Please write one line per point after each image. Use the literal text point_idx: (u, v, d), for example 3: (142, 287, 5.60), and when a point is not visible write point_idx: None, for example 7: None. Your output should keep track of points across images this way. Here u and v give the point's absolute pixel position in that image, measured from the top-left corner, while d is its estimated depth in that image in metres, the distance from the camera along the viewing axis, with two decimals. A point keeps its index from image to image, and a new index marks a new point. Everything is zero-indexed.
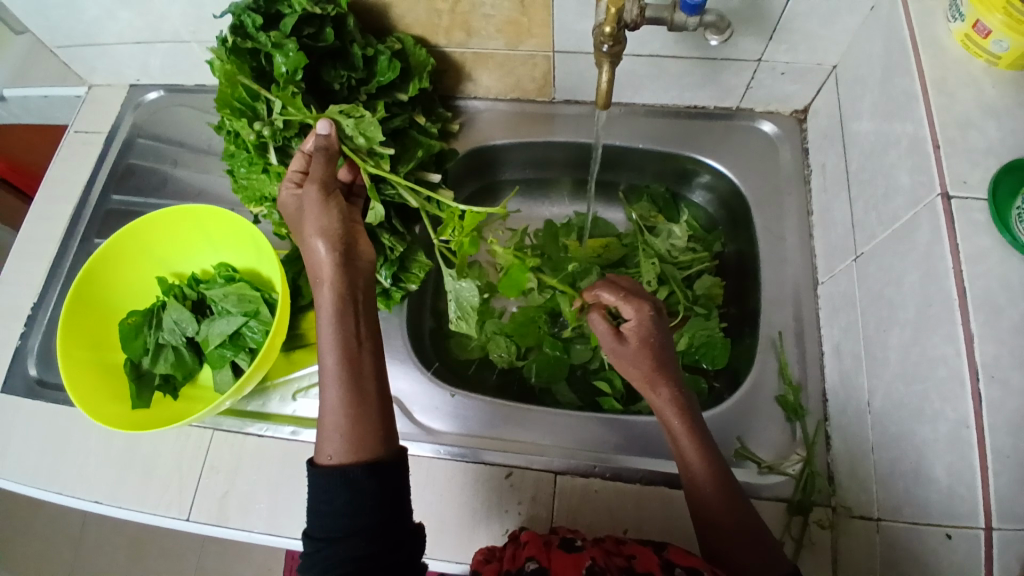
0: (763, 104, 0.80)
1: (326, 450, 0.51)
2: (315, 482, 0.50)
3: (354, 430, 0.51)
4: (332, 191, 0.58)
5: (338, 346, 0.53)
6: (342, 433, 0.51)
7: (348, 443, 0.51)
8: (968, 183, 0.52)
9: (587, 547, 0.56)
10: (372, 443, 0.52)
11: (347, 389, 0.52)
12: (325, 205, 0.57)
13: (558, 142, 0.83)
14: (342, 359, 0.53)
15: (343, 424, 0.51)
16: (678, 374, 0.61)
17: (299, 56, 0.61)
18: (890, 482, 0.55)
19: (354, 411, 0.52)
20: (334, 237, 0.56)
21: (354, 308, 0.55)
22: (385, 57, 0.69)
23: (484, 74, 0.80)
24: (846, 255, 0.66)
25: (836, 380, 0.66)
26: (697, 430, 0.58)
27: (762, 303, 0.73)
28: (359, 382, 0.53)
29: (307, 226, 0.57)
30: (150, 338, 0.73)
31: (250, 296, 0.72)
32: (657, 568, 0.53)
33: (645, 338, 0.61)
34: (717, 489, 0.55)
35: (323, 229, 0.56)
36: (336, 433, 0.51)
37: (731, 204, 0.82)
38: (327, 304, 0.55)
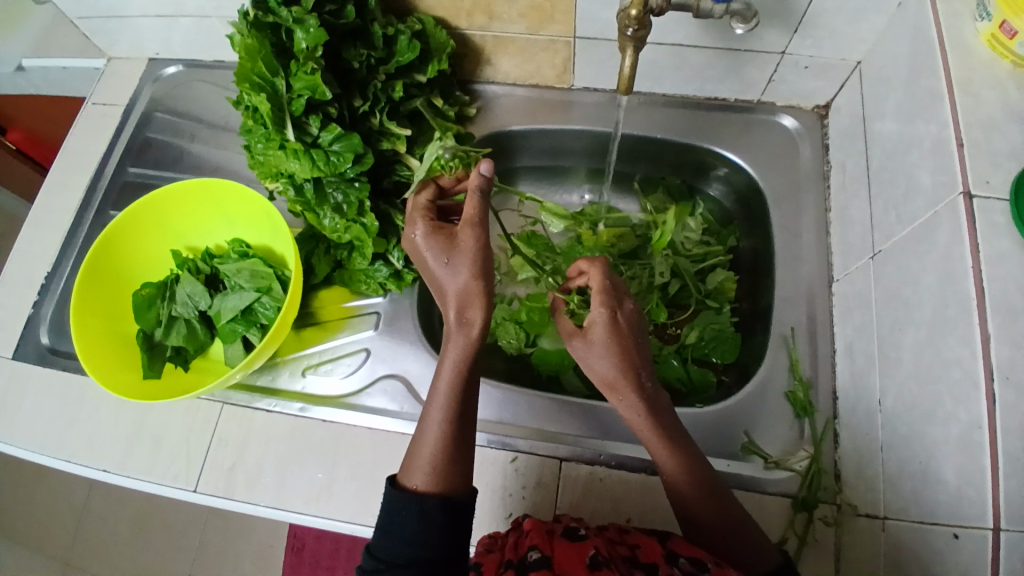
0: (784, 98, 0.79)
1: (413, 475, 0.56)
2: (396, 502, 0.55)
3: (443, 468, 0.55)
4: (485, 237, 0.58)
5: (453, 387, 0.57)
6: (431, 467, 0.56)
7: (434, 478, 0.55)
8: (990, 184, 0.51)
9: (590, 537, 0.56)
10: (453, 481, 0.56)
11: (448, 429, 0.56)
12: (481, 252, 0.57)
13: (575, 130, 0.82)
14: (451, 403, 0.57)
15: (434, 460, 0.56)
16: (651, 375, 0.57)
17: (320, 33, 0.61)
18: (897, 482, 0.55)
19: (449, 451, 0.56)
20: (483, 290, 0.56)
21: (477, 357, 0.57)
22: (405, 37, 0.69)
23: (504, 59, 0.80)
24: (863, 253, 0.66)
25: (847, 378, 0.66)
26: (671, 431, 0.56)
27: (776, 301, 0.73)
28: (460, 425, 0.57)
29: (457, 262, 0.57)
30: (163, 310, 0.74)
31: (264, 273, 0.73)
32: (661, 560, 0.53)
33: (612, 329, 0.58)
34: (699, 486, 0.55)
35: (474, 271, 0.56)
36: (426, 464, 0.56)
37: (747, 199, 0.81)
38: (457, 346, 0.56)
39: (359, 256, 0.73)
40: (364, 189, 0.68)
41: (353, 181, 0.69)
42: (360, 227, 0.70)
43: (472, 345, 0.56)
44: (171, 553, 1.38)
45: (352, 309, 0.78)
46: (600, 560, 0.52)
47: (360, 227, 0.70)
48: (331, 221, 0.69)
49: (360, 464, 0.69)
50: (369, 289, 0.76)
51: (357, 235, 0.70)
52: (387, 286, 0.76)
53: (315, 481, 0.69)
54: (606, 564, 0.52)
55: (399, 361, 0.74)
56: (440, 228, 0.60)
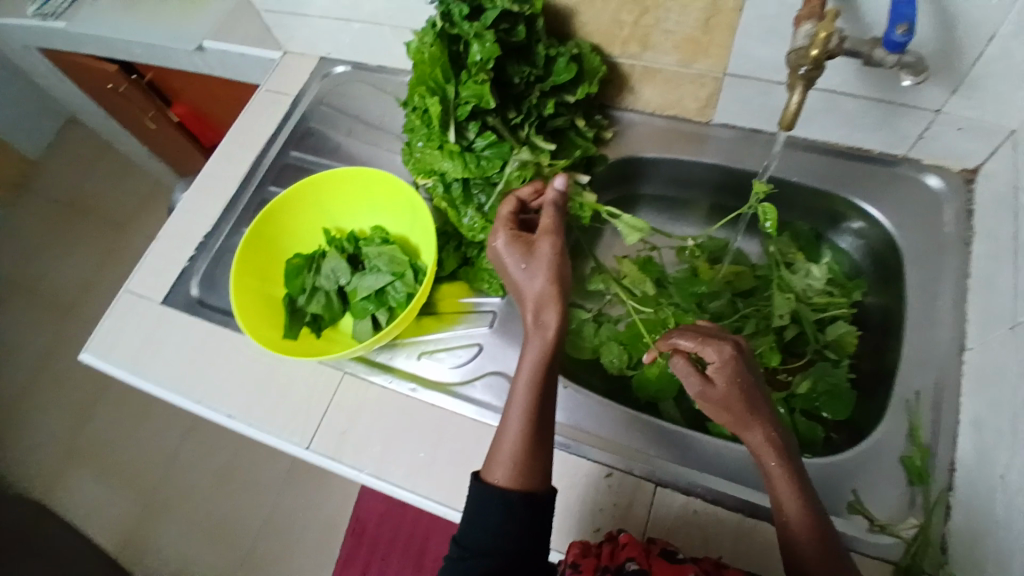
0: (934, 157, 0.77)
1: (495, 469, 0.59)
2: (479, 496, 0.58)
3: (524, 463, 0.58)
4: (561, 245, 0.64)
5: (530, 389, 0.60)
6: (511, 463, 0.59)
7: (514, 475, 0.58)
8: None
9: (688, 562, 0.57)
10: (534, 478, 0.59)
11: (527, 429, 0.59)
12: (556, 257, 0.63)
13: (708, 163, 0.84)
14: (530, 403, 0.60)
15: (515, 455, 0.59)
16: (773, 412, 0.60)
17: (495, 48, 0.66)
18: (1013, 559, 0.53)
19: (531, 447, 0.59)
20: (556, 296, 0.62)
21: (554, 360, 0.62)
22: (563, 59, 0.74)
23: (648, 88, 0.83)
24: (1004, 325, 0.63)
25: (971, 452, 0.63)
26: (799, 476, 0.57)
27: (904, 363, 0.71)
28: (542, 424, 0.60)
29: (535, 267, 0.63)
30: (309, 280, 0.81)
31: (400, 259, 0.79)
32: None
33: (733, 380, 0.58)
34: (815, 531, 0.55)
35: (550, 274, 0.62)
36: (506, 460, 0.59)
37: (881, 255, 0.80)
38: (534, 349, 0.61)
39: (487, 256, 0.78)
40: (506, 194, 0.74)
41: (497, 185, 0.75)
42: None
43: (547, 346, 0.61)
44: (248, 510, 1.48)
45: (467, 305, 0.82)
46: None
47: None
48: (470, 219, 0.74)
49: (461, 452, 0.74)
50: (490, 288, 0.80)
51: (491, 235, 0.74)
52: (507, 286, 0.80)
53: (416, 458, 0.74)
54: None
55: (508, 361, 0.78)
56: (521, 236, 0.66)
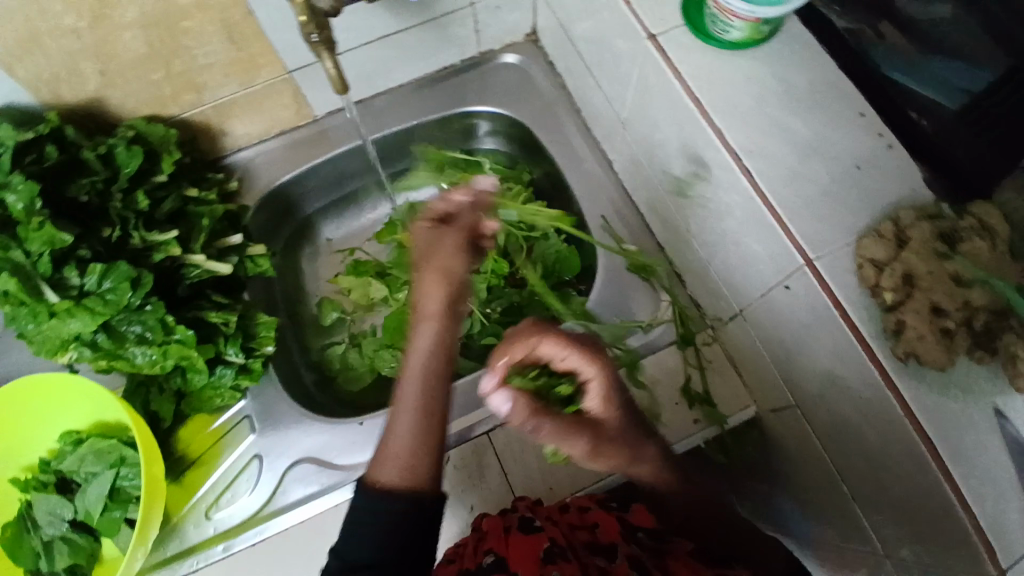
0: (499, 40, 0.86)
1: (381, 467, 0.46)
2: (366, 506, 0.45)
3: (414, 458, 0.46)
4: (478, 238, 0.50)
5: (419, 370, 0.47)
6: (400, 456, 0.46)
7: (406, 471, 0.46)
8: (665, 20, 0.60)
9: (545, 526, 0.58)
10: (425, 476, 0.47)
11: (422, 426, 0.46)
12: (460, 247, 0.48)
13: (341, 153, 0.83)
14: (424, 389, 0.47)
15: (403, 449, 0.46)
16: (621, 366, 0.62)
17: (30, 185, 0.58)
18: (731, 275, 0.61)
19: (427, 445, 0.47)
20: (456, 288, 0.48)
21: (455, 335, 0.49)
22: (121, 148, 0.66)
23: (237, 126, 0.78)
24: (618, 128, 0.73)
25: (662, 229, 0.73)
26: None
27: (580, 202, 0.78)
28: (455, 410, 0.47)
29: (433, 262, 0.47)
30: (34, 541, 0.65)
31: (107, 447, 0.66)
32: (619, 534, 0.60)
33: None
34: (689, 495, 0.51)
35: (447, 272, 0.47)
36: (395, 452, 0.46)
37: (518, 136, 0.87)
38: (423, 334, 0.48)
39: (195, 374, 0.67)
40: (158, 308, 0.64)
41: (144, 307, 0.64)
42: (176, 344, 0.64)
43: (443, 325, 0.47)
44: None
45: (221, 428, 0.72)
46: (554, 552, 0.57)
47: (177, 344, 0.64)
48: (144, 356, 0.64)
49: (313, 560, 0.66)
50: (225, 399, 0.70)
51: (180, 353, 0.65)
52: (240, 385, 0.70)
53: None
54: (561, 555, 0.56)
55: (295, 444, 0.70)
56: None
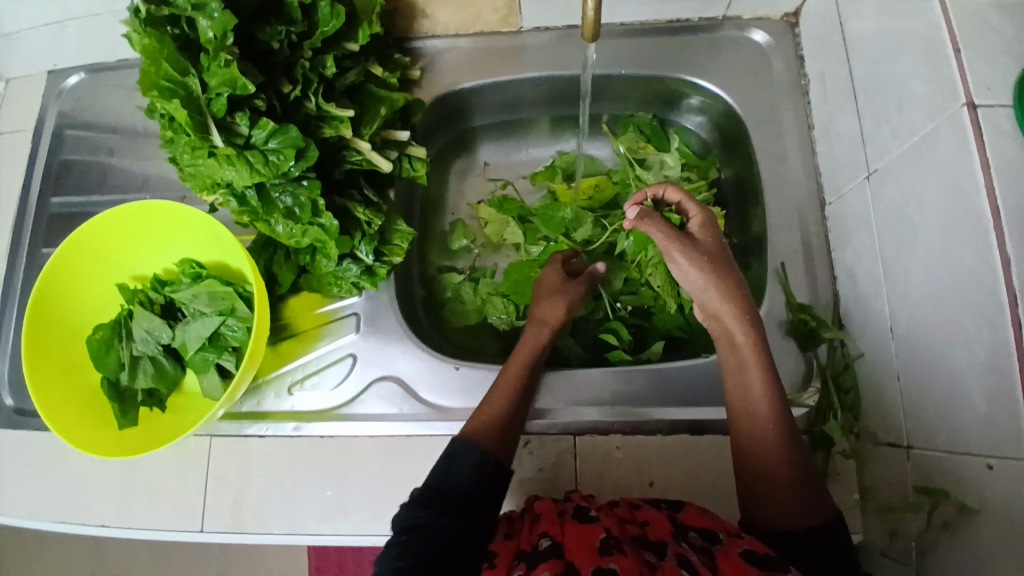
0: (751, 9, 0.72)
1: (474, 424, 0.58)
2: (457, 449, 0.55)
3: (501, 420, 0.58)
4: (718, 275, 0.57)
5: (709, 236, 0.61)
6: (491, 418, 0.58)
7: (494, 426, 0.57)
8: (992, 89, 0.47)
9: (600, 517, 0.53)
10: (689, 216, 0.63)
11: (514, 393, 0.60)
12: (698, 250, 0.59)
13: (532, 77, 0.75)
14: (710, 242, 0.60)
15: (495, 412, 0.59)
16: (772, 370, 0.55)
17: (227, 17, 0.53)
18: (919, 410, 0.53)
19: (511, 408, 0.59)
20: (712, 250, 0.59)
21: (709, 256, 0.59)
22: (325, 3, 0.61)
23: (442, 9, 0.72)
24: (857, 172, 0.62)
25: (851, 301, 0.64)
26: (764, 359, 0.55)
27: (769, 230, 0.69)
28: (521, 399, 0.61)
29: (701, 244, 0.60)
30: (124, 352, 0.67)
31: (222, 293, 0.66)
32: (670, 536, 0.52)
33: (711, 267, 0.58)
34: (777, 428, 0.53)
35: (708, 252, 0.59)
36: (489, 414, 0.58)
37: (725, 127, 0.76)
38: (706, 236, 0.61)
39: (324, 259, 0.67)
40: (313, 188, 0.61)
41: (300, 180, 0.61)
42: (318, 229, 0.63)
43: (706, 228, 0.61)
44: None
45: (326, 315, 0.72)
46: (610, 543, 0.49)
47: (318, 229, 0.63)
48: (285, 227, 0.62)
49: (368, 476, 0.66)
50: (341, 290, 0.69)
51: (317, 237, 0.63)
52: (360, 284, 0.69)
53: (326, 500, 0.66)
54: (616, 546, 0.49)
55: (389, 362, 0.70)
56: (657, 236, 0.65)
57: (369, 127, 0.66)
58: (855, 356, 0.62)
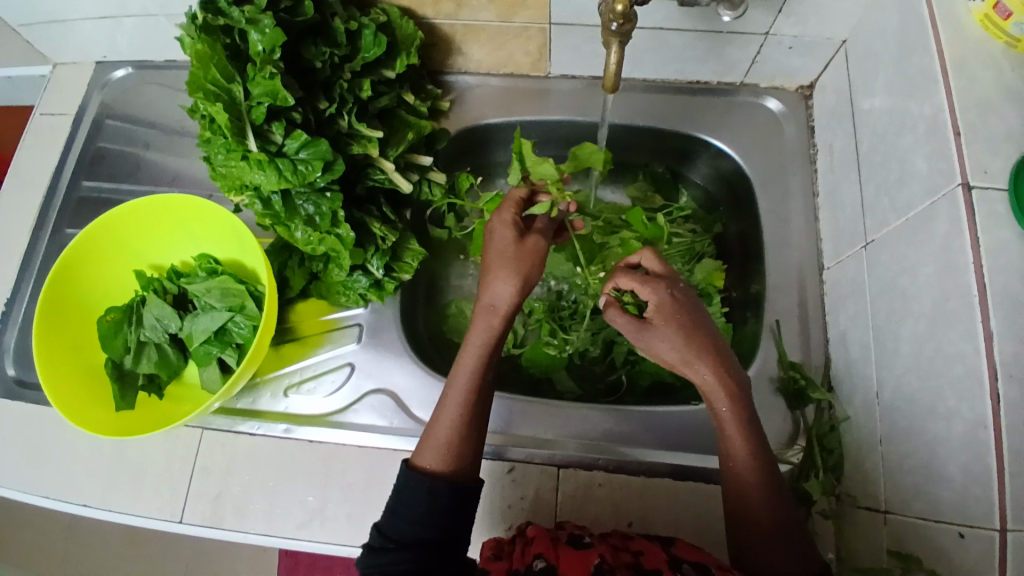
0: (768, 79, 0.76)
1: (427, 454, 0.55)
2: (406, 482, 0.54)
3: (458, 447, 0.55)
4: (689, 336, 0.57)
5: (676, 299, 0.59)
6: (445, 447, 0.55)
7: (449, 456, 0.55)
8: (988, 172, 0.50)
9: (595, 544, 0.55)
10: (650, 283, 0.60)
11: (466, 412, 0.56)
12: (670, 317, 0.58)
13: (554, 119, 0.79)
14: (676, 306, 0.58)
15: (450, 438, 0.55)
16: (754, 429, 0.55)
17: (276, 33, 0.57)
18: (897, 476, 0.54)
19: (466, 431, 0.56)
20: (680, 314, 0.58)
21: (677, 321, 0.57)
22: (369, 32, 0.65)
23: (475, 48, 0.76)
24: (855, 241, 0.65)
25: (841, 365, 0.65)
26: (746, 421, 0.55)
27: (768, 290, 0.71)
28: (478, 411, 0.57)
29: (664, 311, 0.58)
30: (131, 337, 0.69)
31: (235, 290, 0.69)
32: (665, 566, 0.53)
33: (681, 333, 0.57)
34: (759, 478, 0.54)
35: (674, 319, 0.58)
36: (442, 441, 0.55)
37: (733, 185, 0.79)
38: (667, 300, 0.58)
39: (336, 269, 0.69)
40: (336, 199, 0.64)
41: (324, 191, 0.64)
42: (334, 239, 0.65)
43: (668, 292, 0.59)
44: None
45: (331, 322, 0.74)
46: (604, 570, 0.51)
47: (335, 238, 0.65)
48: (303, 233, 0.65)
49: (352, 485, 0.67)
50: (349, 300, 0.72)
51: (332, 246, 0.66)
52: (366, 296, 0.72)
53: (306, 505, 0.67)
54: None
55: (386, 375, 0.71)
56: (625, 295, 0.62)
57: (394, 148, 0.69)
58: (842, 418, 0.63)
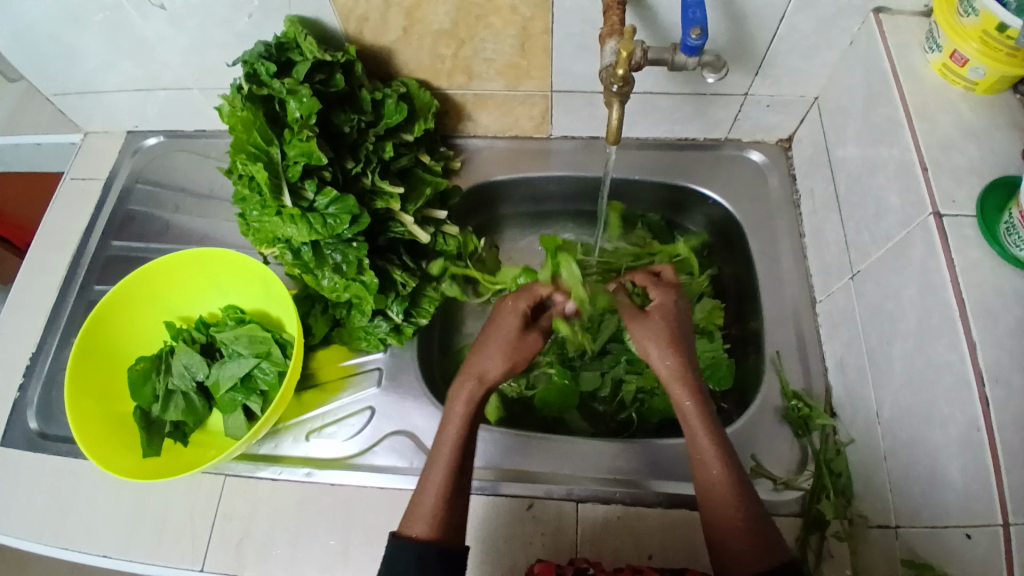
0: (750, 134, 0.84)
1: (414, 523, 0.55)
2: (396, 550, 0.53)
3: (444, 515, 0.55)
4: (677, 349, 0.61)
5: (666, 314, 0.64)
6: (432, 514, 0.55)
7: (435, 524, 0.55)
8: (956, 202, 0.56)
9: None
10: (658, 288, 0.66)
11: (451, 477, 0.56)
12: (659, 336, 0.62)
13: (557, 175, 0.85)
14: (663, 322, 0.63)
15: (435, 507, 0.55)
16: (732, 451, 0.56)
17: (313, 101, 0.63)
18: (904, 488, 0.57)
19: (452, 500, 0.56)
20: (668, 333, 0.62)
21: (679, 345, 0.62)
22: (392, 101, 0.72)
23: (484, 114, 0.83)
24: (842, 274, 0.70)
25: (840, 391, 0.69)
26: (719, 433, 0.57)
27: (766, 324, 0.76)
28: (462, 485, 0.57)
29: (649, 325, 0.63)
30: (160, 384, 0.71)
31: (262, 337, 0.72)
32: None
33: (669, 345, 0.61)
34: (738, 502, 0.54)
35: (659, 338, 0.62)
36: (427, 510, 0.55)
37: (724, 230, 0.85)
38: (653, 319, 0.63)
39: (359, 314, 0.73)
40: (362, 248, 0.69)
41: (351, 242, 0.69)
42: (359, 285, 0.69)
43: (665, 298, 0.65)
44: None
45: (351, 368, 0.77)
46: None
47: (360, 285, 0.69)
48: (330, 281, 0.69)
49: (374, 527, 0.68)
50: (369, 345, 0.75)
51: (357, 293, 0.70)
52: (387, 340, 0.75)
53: (329, 549, 0.67)
54: None
55: (404, 417, 0.73)
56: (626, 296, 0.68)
57: (414, 203, 0.75)
58: (847, 442, 0.66)
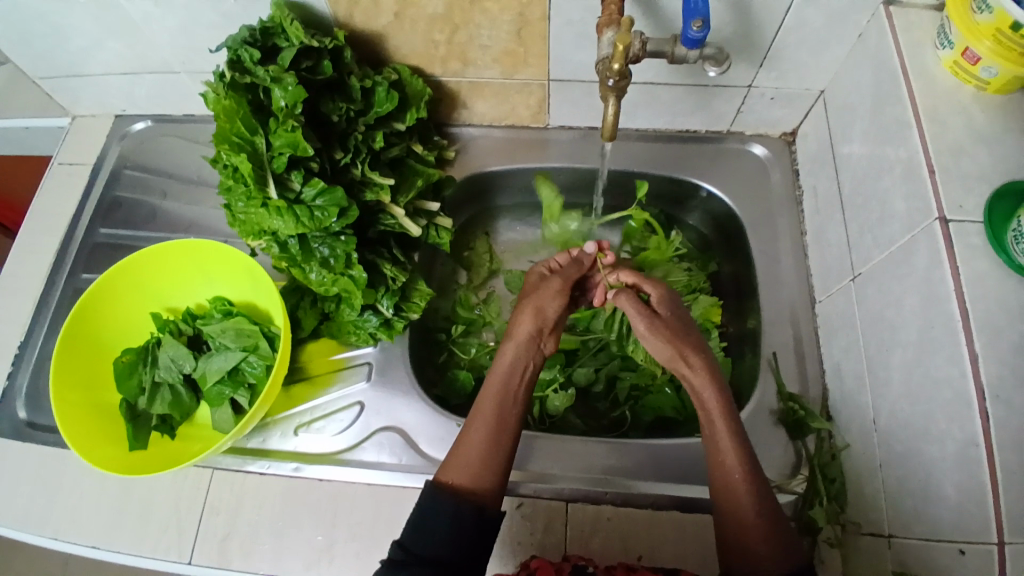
0: (753, 127, 0.82)
1: (451, 471, 0.56)
2: (432, 497, 0.53)
3: (483, 468, 0.56)
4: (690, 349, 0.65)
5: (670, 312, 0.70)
6: (470, 465, 0.56)
7: (473, 475, 0.55)
8: (964, 208, 0.54)
9: None
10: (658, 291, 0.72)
11: (490, 432, 0.58)
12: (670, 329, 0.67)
13: (554, 166, 0.83)
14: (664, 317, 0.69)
15: (475, 460, 0.56)
16: (749, 448, 0.57)
17: (299, 90, 0.61)
18: (897, 498, 0.56)
19: (492, 454, 0.57)
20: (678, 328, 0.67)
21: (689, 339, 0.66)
22: (383, 89, 0.70)
23: (479, 102, 0.81)
24: (843, 276, 0.68)
25: (837, 395, 0.68)
26: (737, 430, 0.58)
27: (764, 323, 0.74)
28: (502, 443, 0.58)
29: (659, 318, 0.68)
30: (145, 377, 0.71)
31: (249, 331, 0.71)
32: None
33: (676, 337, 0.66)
34: (756, 503, 0.54)
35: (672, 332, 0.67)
36: (466, 461, 0.56)
37: (724, 225, 0.83)
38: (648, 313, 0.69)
39: (348, 308, 0.71)
40: (350, 242, 0.67)
41: (339, 235, 0.67)
42: (348, 279, 0.68)
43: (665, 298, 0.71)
44: None
45: (340, 362, 0.76)
46: None
47: (348, 279, 0.68)
48: (318, 274, 0.68)
49: (361, 523, 0.67)
50: (359, 339, 0.74)
51: (345, 287, 0.69)
52: (376, 335, 0.74)
53: (315, 545, 0.67)
54: None
55: (393, 413, 0.72)
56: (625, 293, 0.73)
57: (405, 194, 0.73)
58: (841, 447, 0.64)
